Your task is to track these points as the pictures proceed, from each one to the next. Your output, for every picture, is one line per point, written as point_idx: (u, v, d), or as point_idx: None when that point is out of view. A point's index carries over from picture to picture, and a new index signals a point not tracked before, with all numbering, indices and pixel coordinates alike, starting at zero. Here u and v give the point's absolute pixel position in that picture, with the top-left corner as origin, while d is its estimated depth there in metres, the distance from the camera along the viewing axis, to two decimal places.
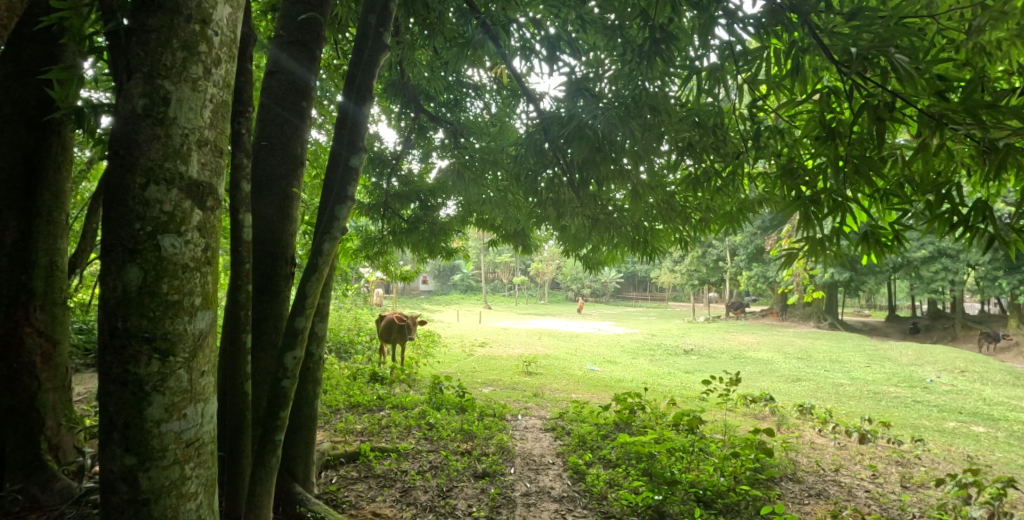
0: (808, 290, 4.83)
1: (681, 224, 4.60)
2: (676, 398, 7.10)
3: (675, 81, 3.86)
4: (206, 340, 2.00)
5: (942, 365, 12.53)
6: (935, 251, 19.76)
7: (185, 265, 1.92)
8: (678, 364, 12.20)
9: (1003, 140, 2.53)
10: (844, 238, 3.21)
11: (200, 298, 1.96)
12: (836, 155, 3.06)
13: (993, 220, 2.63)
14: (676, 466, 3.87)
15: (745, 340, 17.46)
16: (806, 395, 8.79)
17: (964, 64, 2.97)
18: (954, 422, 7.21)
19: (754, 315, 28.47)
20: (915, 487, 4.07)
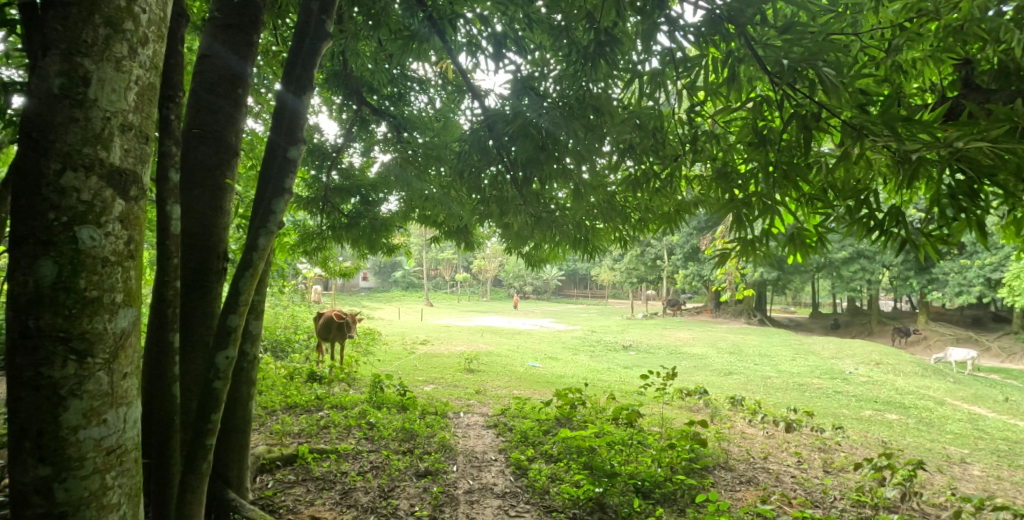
0: (740, 289, 5.01)
1: (621, 223, 4.73)
2: (616, 393, 7.28)
3: (619, 84, 3.96)
4: (129, 340, 1.87)
5: (860, 358, 13.55)
6: (853, 252, 21.24)
7: (105, 259, 1.78)
8: (618, 359, 12.53)
9: (915, 153, 2.70)
10: (772, 240, 3.42)
11: (122, 294, 1.83)
12: (767, 161, 3.24)
13: (904, 225, 2.85)
14: (615, 459, 3.94)
15: (680, 336, 18.10)
16: (738, 388, 9.25)
17: (884, 80, 3.19)
18: (870, 411, 7.80)
19: (687, 313, 29.56)
20: (835, 471, 4.36)
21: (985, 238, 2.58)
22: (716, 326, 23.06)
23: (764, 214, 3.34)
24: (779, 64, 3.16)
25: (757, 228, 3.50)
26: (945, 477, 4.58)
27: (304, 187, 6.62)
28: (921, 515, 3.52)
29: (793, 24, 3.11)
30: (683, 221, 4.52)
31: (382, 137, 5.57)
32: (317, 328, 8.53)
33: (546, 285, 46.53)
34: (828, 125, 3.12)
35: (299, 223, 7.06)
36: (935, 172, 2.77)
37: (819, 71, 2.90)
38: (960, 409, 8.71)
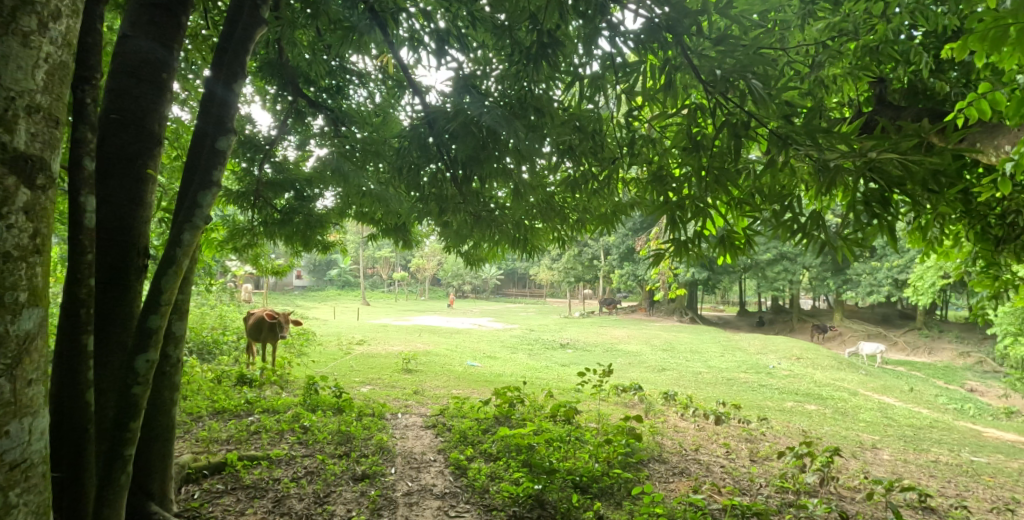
0: (673, 288, 5.19)
1: (560, 224, 4.82)
2: (554, 391, 7.39)
3: (559, 86, 4.04)
4: (35, 343, 1.71)
5: (782, 353, 14.47)
6: (777, 254, 22.66)
7: (7, 254, 1.61)
8: (556, 357, 12.74)
9: (834, 161, 2.92)
10: (704, 241, 3.59)
11: (26, 294, 1.67)
12: (700, 166, 3.40)
13: (823, 229, 3.11)
14: (554, 455, 4.01)
15: (615, 334, 18.59)
16: (671, 383, 9.64)
17: (810, 95, 3.35)
18: (792, 402, 8.33)
19: (621, 311, 30.51)
20: (761, 459, 4.62)
21: (895, 242, 2.82)
22: (647, 324, 23.93)
23: (697, 216, 3.51)
24: (712, 74, 3.33)
25: (690, 230, 3.66)
26: (858, 463, 4.94)
27: (234, 180, 6.30)
28: (836, 498, 3.79)
29: (725, 37, 3.28)
30: (619, 222, 4.66)
31: (318, 131, 5.39)
32: (246, 328, 8.11)
33: (482, 284, 46.56)
34: (756, 134, 3.30)
35: (227, 218, 6.71)
36: (851, 181, 3.00)
37: (749, 82, 3.08)
38: (870, 400, 9.44)
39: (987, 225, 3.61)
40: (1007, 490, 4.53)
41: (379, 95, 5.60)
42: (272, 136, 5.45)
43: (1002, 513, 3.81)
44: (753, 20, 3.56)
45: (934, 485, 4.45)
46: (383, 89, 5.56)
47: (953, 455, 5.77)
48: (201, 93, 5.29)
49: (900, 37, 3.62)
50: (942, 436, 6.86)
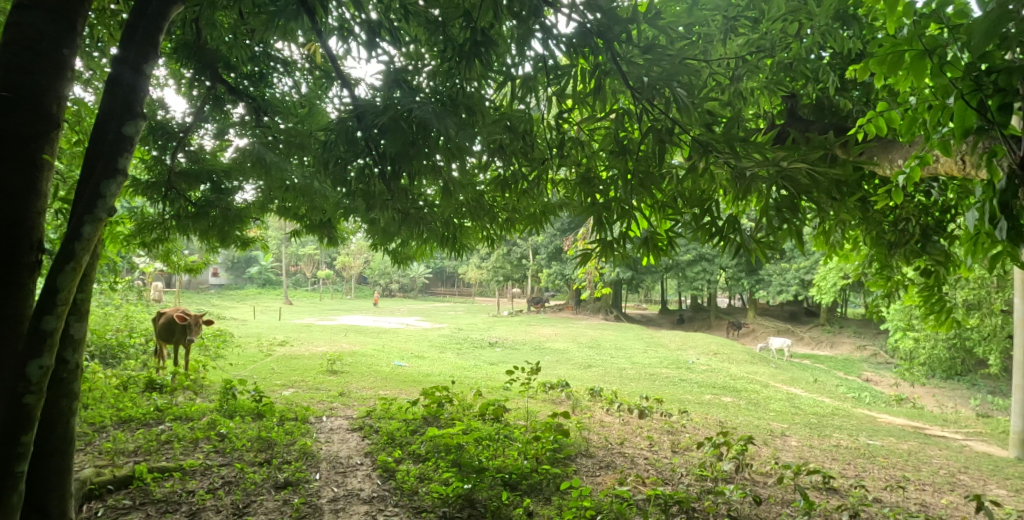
0: (599, 287, 5.35)
1: (489, 222, 4.86)
2: (483, 390, 7.39)
3: (491, 85, 4.06)
4: None
5: (700, 349, 15.32)
6: (697, 256, 24.02)
7: None
8: (485, 356, 12.77)
9: (750, 170, 3.15)
10: (629, 243, 3.78)
11: None
12: (626, 170, 3.60)
13: (739, 232, 3.42)
14: (483, 454, 4.02)
15: (543, 332, 18.88)
16: (598, 379, 9.95)
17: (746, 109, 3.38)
18: (710, 395, 8.84)
19: (548, 310, 31.01)
20: (681, 450, 4.85)
21: (802, 245, 3.10)
22: (573, 322, 24.51)
23: (622, 218, 3.71)
24: (640, 80, 3.47)
25: (616, 230, 3.81)
26: (769, 449, 5.30)
27: (143, 169, 5.85)
28: (749, 483, 4.06)
29: (653, 45, 3.45)
30: (549, 222, 4.77)
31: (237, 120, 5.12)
32: (157, 330, 7.57)
33: (408, 282, 45.86)
34: (680, 140, 3.48)
35: (134, 210, 6.22)
36: (765, 188, 3.27)
37: (674, 91, 3.26)
38: (779, 391, 10.15)
39: (881, 231, 4.03)
40: (897, 470, 5.01)
41: (306, 84, 5.38)
42: (186, 122, 5.09)
43: (893, 490, 4.19)
44: (680, 32, 3.75)
45: (835, 467, 4.86)
46: (309, 79, 5.35)
47: (851, 440, 6.33)
48: (107, 73, 4.86)
49: (811, 56, 3.94)
50: (842, 423, 7.51)
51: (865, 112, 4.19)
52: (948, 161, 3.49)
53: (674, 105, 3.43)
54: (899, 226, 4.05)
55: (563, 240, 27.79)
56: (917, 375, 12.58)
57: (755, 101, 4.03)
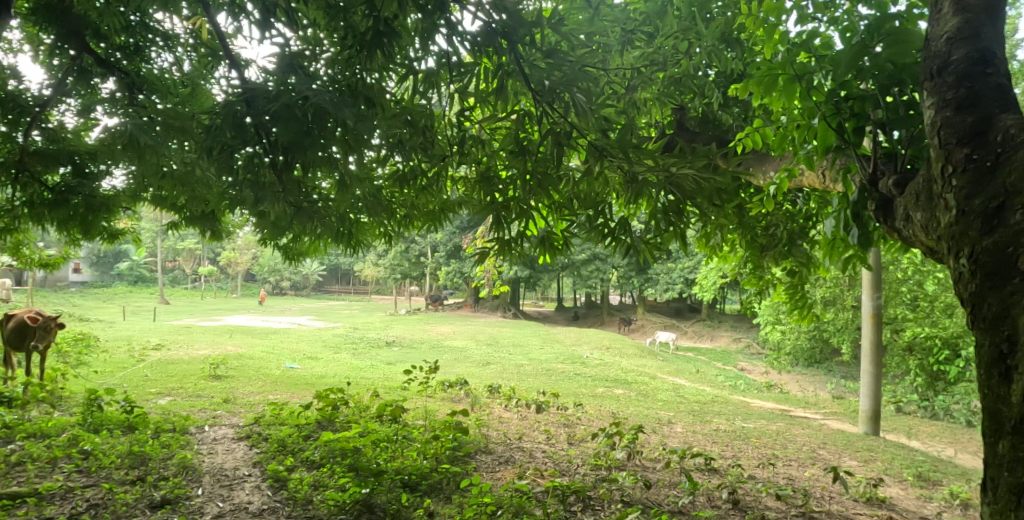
0: (498, 285, 5.37)
1: (386, 218, 4.74)
2: (380, 390, 7.20)
3: (392, 78, 4.00)
4: None
5: (594, 344, 16.04)
6: (591, 255, 25.13)
7: None
8: (381, 356, 12.44)
9: (642, 174, 3.37)
10: (525, 241, 3.87)
11: None
12: (524, 170, 3.68)
13: (629, 233, 3.68)
14: (381, 457, 3.93)
15: (440, 331, 18.71)
16: (496, 375, 10.07)
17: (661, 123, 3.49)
18: (603, 388, 9.27)
19: (446, 309, 30.89)
20: (577, 441, 5.03)
21: (685, 246, 3.37)
22: (471, 320, 24.58)
23: (519, 218, 3.76)
24: (541, 83, 3.68)
25: (513, 230, 3.88)
26: (658, 436, 5.67)
27: None
28: (640, 468, 4.32)
29: (554, 51, 3.64)
30: (447, 220, 4.74)
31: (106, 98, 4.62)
32: (2, 337, 6.50)
33: (294, 280, 43.43)
34: (576, 143, 3.66)
35: None
36: (654, 192, 3.52)
37: (572, 95, 3.48)
38: (665, 382, 10.87)
39: (754, 234, 4.50)
40: (767, 448, 5.56)
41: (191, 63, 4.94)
42: (44, 96, 4.50)
43: (764, 467, 4.65)
44: (581, 40, 3.91)
45: (715, 450, 5.30)
46: (194, 58, 4.90)
47: (728, 424, 6.94)
48: None
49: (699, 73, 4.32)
50: (721, 409, 8.20)
51: (743, 126, 4.63)
52: (810, 175, 4.03)
53: (573, 109, 3.63)
54: (770, 231, 4.52)
55: (463, 238, 27.86)
56: (784, 364, 14.01)
57: (647, 111, 4.35)
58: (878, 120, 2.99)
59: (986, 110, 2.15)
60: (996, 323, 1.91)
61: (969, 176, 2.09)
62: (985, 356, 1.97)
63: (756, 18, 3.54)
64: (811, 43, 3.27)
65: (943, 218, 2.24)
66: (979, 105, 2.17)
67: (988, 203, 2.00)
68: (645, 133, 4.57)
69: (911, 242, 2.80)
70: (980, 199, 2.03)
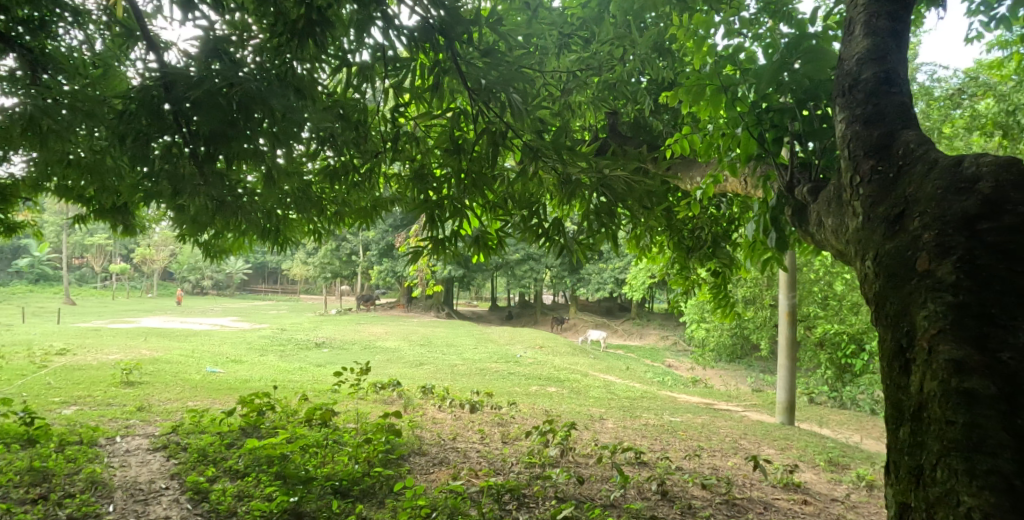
0: (432, 285, 5.27)
1: (315, 215, 4.57)
2: (309, 393, 6.95)
3: (325, 70, 3.86)
4: None
5: (528, 343, 16.24)
6: (525, 255, 25.43)
7: None
8: (311, 358, 11.99)
9: (575, 176, 3.45)
10: (459, 240, 3.85)
11: None
12: (459, 169, 3.65)
13: (562, 234, 3.76)
14: (310, 463, 3.79)
15: (374, 331, 18.31)
16: (429, 376, 9.95)
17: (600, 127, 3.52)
18: (536, 386, 9.38)
19: (378, 309, 30.29)
20: (511, 440, 5.06)
21: (616, 245, 3.49)
22: (405, 319, 24.21)
23: (454, 216, 3.74)
24: (478, 82, 3.66)
25: (448, 229, 3.85)
26: (590, 433, 5.81)
27: None
28: (573, 465, 4.40)
29: (491, 50, 3.66)
30: (379, 217, 4.64)
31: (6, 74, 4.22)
32: None
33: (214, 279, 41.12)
34: (511, 144, 3.67)
35: None
36: (587, 194, 3.62)
37: (508, 95, 3.48)
38: (597, 379, 11.15)
39: (682, 237, 4.76)
40: (694, 441, 5.82)
41: (104, 43, 4.57)
42: None
43: (691, 459, 4.87)
44: (517, 41, 3.95)
45: (645, 444, 5.49)
46: (109, 38, 4.54)
47: (657, 419, 7.21)
48: None
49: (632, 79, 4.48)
50: (651, 405, 8.51)
51: (672, 133, 4.82)
52: (733, 182, 4.26)
53: (508, 109, 3.63)
54: (695, 234, 4.79)
55: (396, 236, 27.43)
56: (708, 360, 14.75)
57: (582, 114, 4.45)
58: (796, 131, 3.22)
59: (891, 125, 2.29)
60: (897, 318, 1.86)
61: (875, 186, 2.15)
62: (887, 352, 1.92)
63: (687, 30, 3.70)
64: (736, 57, 3.44)
65: (851, 225, 2.28)
66: (884, 121, 2.31)
67: (890, 210, 2.01)
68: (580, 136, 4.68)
69: (823, 246, 2.94)
70: (883, 207, 2.07)
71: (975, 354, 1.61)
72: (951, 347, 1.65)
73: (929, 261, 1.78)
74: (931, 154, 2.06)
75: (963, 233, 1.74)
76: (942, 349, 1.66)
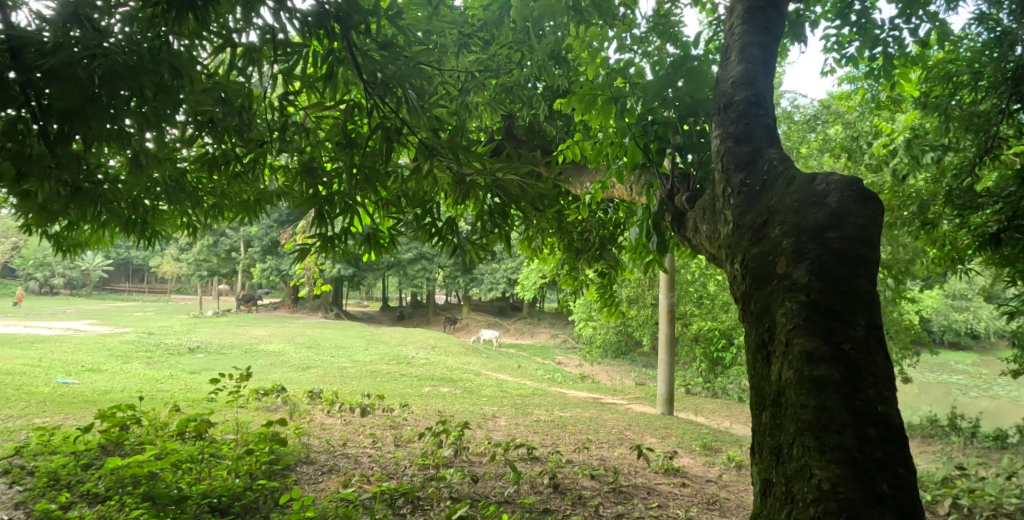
0: (319, 284, 5.04)
1: (190, 207, 4.17)
2: (179, 403, 6.35)
3: (206, 48, 3.49)
4: None
5: (419, 343, 16.03)
6: (417, 254, 25.14)
7: None
8: (182, 364, 10.93)
9: (471, 177, 3.46)
10: (350, 238, 3.68)
11: None
12: (351, 163, 3.49)
13: (456, 234, 3.74)
14: (184, 480, 3.46)
15: (254, 333, 17.05)
16: (316, 380, 9.46)
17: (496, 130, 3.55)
18: (429, 387, 9.28)
19: (260, 309, 28.40)
20: (404, 443, 4.96)
21: (509, 246, 3.56)
22: (288, 321, 22.78)
23: (345, 213, 3.56)
24: (375, 75, 3.52)
25: (337, 226, 3.67)
26: (483, 431, 5.87)
27: None
28: (466, 464, 4.43)
29: (389, 44, 3.55)
30: (263, 211, 4.32)
31: None
32: None
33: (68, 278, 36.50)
34: (407, 141, 3.58)
35: None
36: (482, 194, 3.65)
37: (406, 91, 3.38)
38: (489, 378, 11.24)
39: (570, 240, 4.99)
40: (582, 434, 6.09)
41: None
42: None
43: (580, 451, 5.09)
44: (417, 37, 3.88)
45: (537, 439, 5.65)
46: None
47: (547, 414, 7.45)
48: None
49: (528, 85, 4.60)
50: (542, 401, 8.76)
51: (565, 139, 5.01)
52: (620, 189, 4.52)
53: (405, 105, 3.52)
54: (584, 237, 5.03)
55: (282, 232, 25.94)
56: (594, 356, 15.49)
57: (479, 115, 4.49)
58: (676, 144, 3.51)
59: (757, 144, 2.56)
60: (759, 314, 2.09)
61: (743, 197, 2.41)
62: (751, 345, 2.14)
63: (582, 42, 3.88)
64: (627, 70, 3.66)
65: (722, 231, 2.53)
66: (753, 140, 2.59)
67: (756, 220, 2.26)
68: (476, 137, 4.71)
69: (699, 249, 3.18)
70: (751, 215, 2.30)
71: (823, 346, 1.83)
72: (804, 339, 1.87)
73: (786, 265, 2.03)
74: (790, 171, 2.34)
75: (814, 241, 2.01)
76: (797, 341, 1.89)
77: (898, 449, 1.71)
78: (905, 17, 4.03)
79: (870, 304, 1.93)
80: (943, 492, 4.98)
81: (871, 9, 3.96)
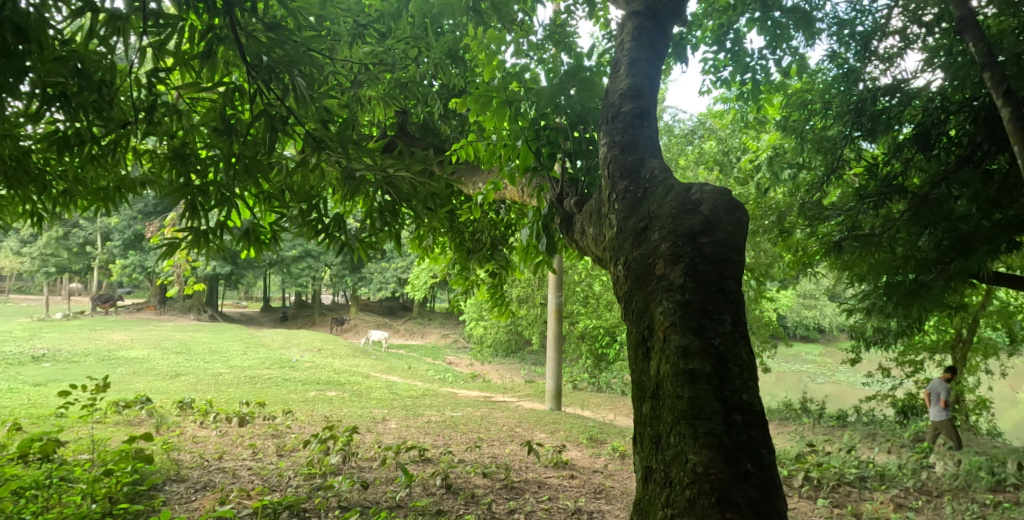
0: (190, 283, 4.62)
1: (34, 192, 3.62)
2: (19, 421, 5.54)
3: (59, 9, 3.00)
4: None
5: (305, 345, 15.30)
6: (302, 252, 23.92)
7: None
8: (22, 374, 9.52)
9: (359, 172, 3.37)
10: (227, 233, 3.31)
11: None
12: (230, 152, 3.16)
13: (343, 231, 3.56)
14: (27, 510, 3.02)
15: (114, 337, 15.30)
16: (186, 388, 8.64)
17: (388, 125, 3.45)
18: (314, 391, 8.84)
19: (117, 310, 25.50)
20: (287, 452, 4.66)
21: (399, 244, 3.48)
22: (150, 323, 20.59)
23: (220, 206, 3.21)
24: (260, 58, 3.22)
25: (212, 219, 3.30)
26: (373, 435, 5.72)
27: None
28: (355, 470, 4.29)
29: (277, 25, 3.27)
30: (123, 201, 3.84)
31: None
32: None
33: None
34: (293, 131, 3.36)
35: None
36: (370, 191, 3.57)
37: (294, 78, 3.12)
38: (379, 380, 10.93)
39: (462, 239, 5.07)
40: (473, 433, 6.13)
41: None
42: None
43: (471, 450, 5.12)
44: (309, 22, 3.66)
45: (428, 440, 5.60)
46: None
47: (439, 415, 7.41)
48: None
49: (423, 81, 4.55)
50: (434, 402, 8.69)
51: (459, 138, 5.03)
52: (512, 190, 4.61)
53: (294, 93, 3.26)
54: (475, 237, 5.09)
55: (146, 224, 23.53)
56: (485, 355, 15.72)
57: (371, 109, 4.35)
58: (567, 149, 3.74)
59: (640, 153, 2.75)
60: (640, 312, 2.24)
61: (625, 203, 2.59)
62: (632, 341, 2.28)
63: (480, 44, 3.93)
64: (521, 75, 3.75)
65: (607, 234, 2.70)
66: (636, 149, 2.78)
67: (637, 224, 2.45)
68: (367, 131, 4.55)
69: (585, 251, 3.34)
70: (632, 220, 2.49)
71: (696, 340, 1.99)
72: (680, 335, 2.01)
73: (664, 267, 2.20)
74: (668, 180, 2.54)
75: (688, 245, 2.20)
76: (673, 337, 2.03)
77: (760, 433, 1.87)
78: (771, 48, 4.55)
79: (736, 302, 2.12)
80: (795, 467, 5.64)
81: (743, 39, 4.41)
